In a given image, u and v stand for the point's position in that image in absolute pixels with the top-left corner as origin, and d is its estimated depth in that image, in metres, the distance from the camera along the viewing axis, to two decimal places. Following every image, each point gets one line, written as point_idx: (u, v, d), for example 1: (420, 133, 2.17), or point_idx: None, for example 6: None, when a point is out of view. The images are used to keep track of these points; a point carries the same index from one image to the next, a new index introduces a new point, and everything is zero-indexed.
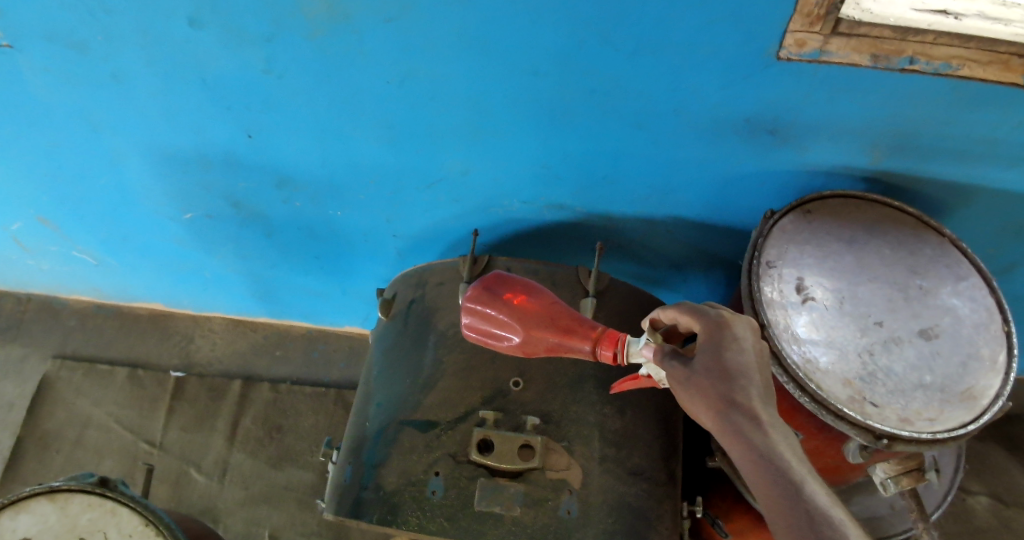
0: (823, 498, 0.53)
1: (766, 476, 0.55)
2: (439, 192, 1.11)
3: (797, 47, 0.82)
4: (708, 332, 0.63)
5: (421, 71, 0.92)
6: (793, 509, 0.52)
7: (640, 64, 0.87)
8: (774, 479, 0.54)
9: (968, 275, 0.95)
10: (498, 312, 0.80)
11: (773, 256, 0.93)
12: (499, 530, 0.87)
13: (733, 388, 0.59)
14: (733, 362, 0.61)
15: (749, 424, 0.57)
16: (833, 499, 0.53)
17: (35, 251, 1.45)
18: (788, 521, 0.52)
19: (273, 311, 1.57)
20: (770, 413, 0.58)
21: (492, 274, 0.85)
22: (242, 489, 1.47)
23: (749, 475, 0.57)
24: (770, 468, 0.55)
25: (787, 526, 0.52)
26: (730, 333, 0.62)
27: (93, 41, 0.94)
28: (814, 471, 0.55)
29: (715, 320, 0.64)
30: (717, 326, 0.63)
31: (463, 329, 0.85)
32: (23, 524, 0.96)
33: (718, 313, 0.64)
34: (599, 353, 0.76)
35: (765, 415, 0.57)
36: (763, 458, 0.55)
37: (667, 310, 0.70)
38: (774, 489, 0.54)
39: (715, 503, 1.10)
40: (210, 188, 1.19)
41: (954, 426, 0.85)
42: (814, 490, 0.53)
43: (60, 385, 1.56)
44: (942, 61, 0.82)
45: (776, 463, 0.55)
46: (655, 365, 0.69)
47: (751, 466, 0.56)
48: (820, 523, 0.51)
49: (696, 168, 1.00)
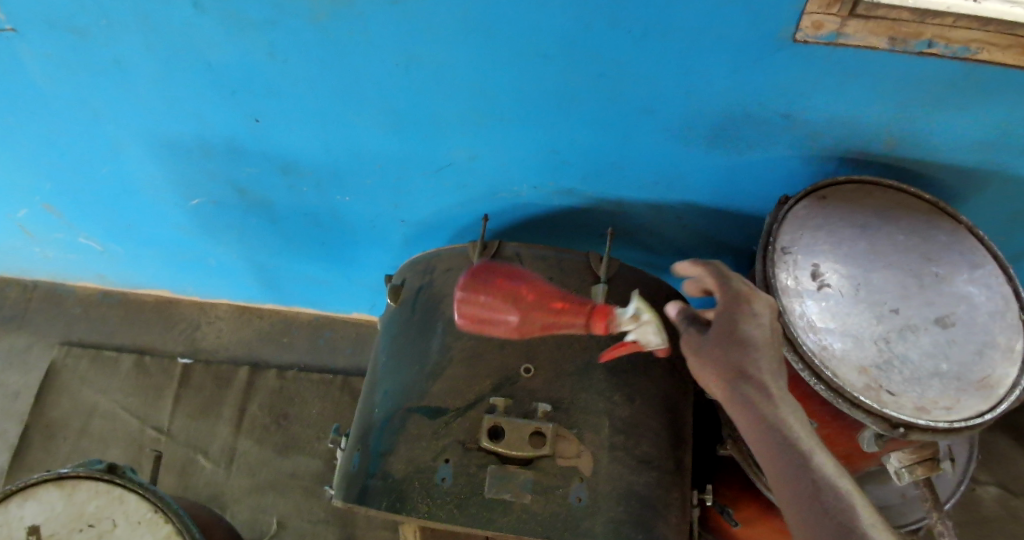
0: (829, 469, 0.61)
1: (772, 445, 0.64)
2: (446, 177, 1.10)
3: (814, 29, 0.80)
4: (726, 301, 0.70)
5: (426, 54, 0.90)
6: (799, 479, 0.61)
7: (649, 48, 0.85)
8: (780, 448, 0.63)
9: (983, 263, 0.93)
10: (490, 299, 0.90)
11: (787, 242, 0.92)
12: (508, 518, 0.87)
13: (745, 360, 0.67)
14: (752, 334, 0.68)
15: (757, 395, 0.66)
16: (836, 467, 0.62)
17: (39, 239, 1.44)
18: (793, 490, 0.62)
19: (277, 298, 1.57)
20: (778, 385, 0.66)
21: (489, 264, 0.96)
22: (248, 476, 1.47)
23: (759, 442, 0.66)
24: (775, 437, 0.64)
25: (794, 494, 0.61)
26: (749, 308, 0.69)
27: (93, 25, 0.93)
28: (816, 439, 0.64)
29: (735, 293, 0.70)
30: (736, 298, 0.70)
31: (460, 316, 0.94)
32: (30, 512, 0.96)
33: (742, 287, 0.71)
34: (592, 325, 0.93)
35: (772, 387, 0.66)
36: (771, 427, 0.64)
37: (694, 266, 0.76)
38: (781, 460, 0.63)
39: (722, 491, 1.09)
40: (213, 175, 1.18)
41: (970, 415, 0.83)
42: (819, 459, 0.62)
43: (66, 372, 1.56)
44: (960, 44, 0.81)
45: (783, 437, 0.63)
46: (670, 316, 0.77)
47: (758, 435, 0.65)
48: (826, 494, 0.59)
49: (707, 154, 0.98)
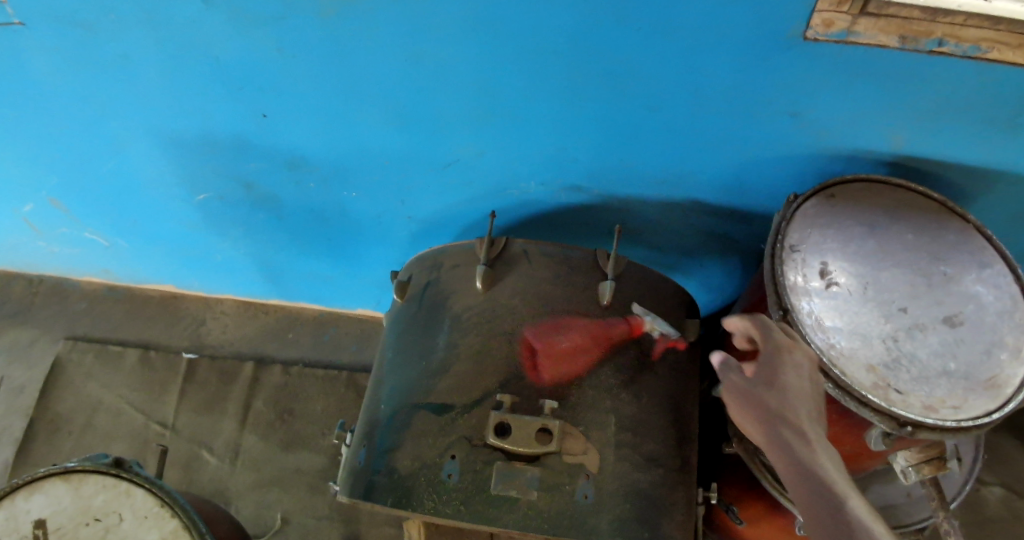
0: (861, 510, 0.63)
1: (800, 479, 0.66)
2: (453, 174, 1.10)
3: (824, 27, 0.80)
4: (768, 354, 0.77)
5: (435, 51, 0.90)
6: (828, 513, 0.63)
7: (658, 45, 0.85)
8: (808, 481, 0.66)
9: (992, 263, 0.92)
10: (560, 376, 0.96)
11: (796, 240, 0.92)
12: (514, 515, 0.87)
13: (784, 405, 0.71)
14: (790, 381, 0.73)
15: (793, 434, 0.69)
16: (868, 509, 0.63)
17: (45, 234, 1.44)
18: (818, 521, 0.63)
19: (283, 294, 1.57)
20: (816, 431, 0.69)
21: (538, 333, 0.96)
22: (253, 472, 1.47)
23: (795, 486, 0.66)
24: (804, 474, 0.66)
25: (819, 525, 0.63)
26: (790, 357, 0.75)
27: (101, 21, 0.93)
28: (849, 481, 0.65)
29: (778, 346, 0.76)
30: (779, 350, 0.76)
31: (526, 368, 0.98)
32: (36, 506, 0.96)
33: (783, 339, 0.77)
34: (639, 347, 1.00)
35: (810, 432, 0.69)
36: (804, 464, 0.67)
37: (741, 321, 0.82)
38: (808, 490, 0.65)
39: (727, 490, 1.09)
40: (221, 171, 1.18)
41: (979, 414, 0.83)
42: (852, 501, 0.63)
43: (71, 367, 1.56)
44: (971, 43, 0.81)
45: (815, 472, 0.66)
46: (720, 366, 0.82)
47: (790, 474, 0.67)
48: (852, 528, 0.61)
49: (715, 152, 0.98)
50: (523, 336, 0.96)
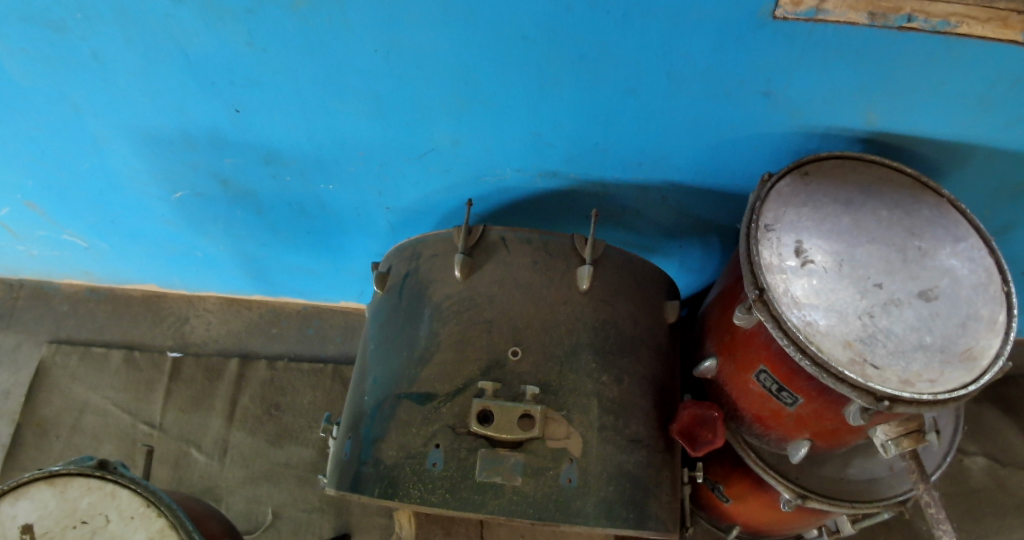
0: None
1: None
2: (430, 163, 1.09)
3: (793, 5, 0.81)
4: (767, 413, 0.96)
5: (407, 41, 0.89)
6: None
7: (629, 29, 0.85)
8: None
9: (966, 236, 0.93)
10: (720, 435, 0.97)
11: (770, 220, 0.93)
12: (500, 501, 0.87)
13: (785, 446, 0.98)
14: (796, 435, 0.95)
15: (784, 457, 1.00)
16: None
17: (24, 237, 1.43)
18: None
19: (266, 289, 1.57)
20: None
21: (671, 429, 0.98)
22: (242, 468, 1.46)
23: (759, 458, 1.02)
24: None
25: None
26: (786, 419, 0.94)
27: (70, 20, 0.91)
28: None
29: (773, 410, 0.95)
30: (776, 414, 0.95)
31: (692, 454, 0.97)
32: (23, 511, 0.96)
33: (773, 405, 0.95)
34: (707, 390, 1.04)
35: None
36: None
37: (735, 378, 0.98)
38: None
39: (714, 469, 1.10)
40: (197, 167, 1.17)
41: (954, 387, 0.83)
42: None
43: (56, 370, 1.55)
44: (939, 18, 0.82)
45: None
46: (722, 396, 1.01)
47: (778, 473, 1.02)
48: None
49: (691, 134, 0.98)
50: (503, 323, 0.96)
